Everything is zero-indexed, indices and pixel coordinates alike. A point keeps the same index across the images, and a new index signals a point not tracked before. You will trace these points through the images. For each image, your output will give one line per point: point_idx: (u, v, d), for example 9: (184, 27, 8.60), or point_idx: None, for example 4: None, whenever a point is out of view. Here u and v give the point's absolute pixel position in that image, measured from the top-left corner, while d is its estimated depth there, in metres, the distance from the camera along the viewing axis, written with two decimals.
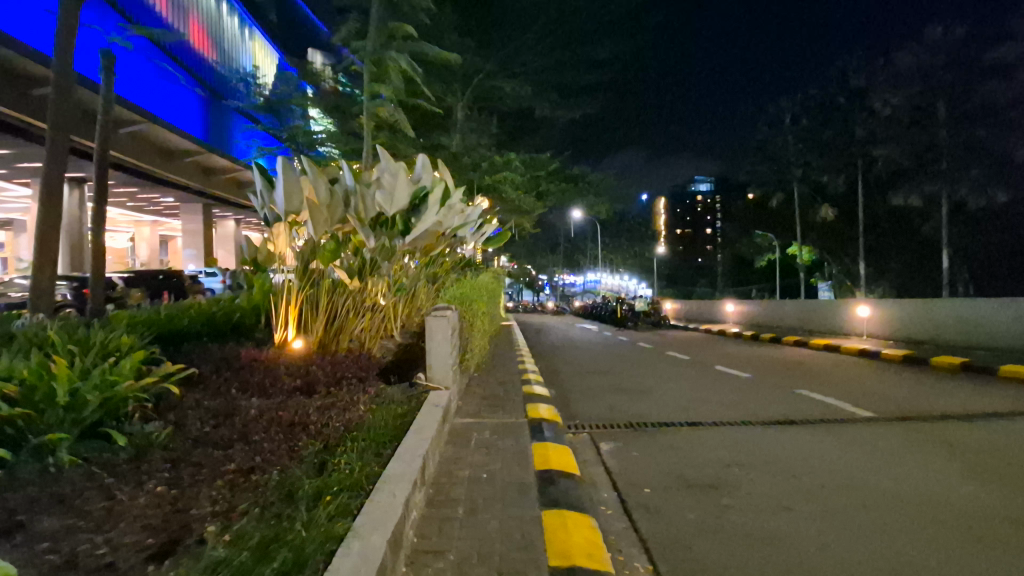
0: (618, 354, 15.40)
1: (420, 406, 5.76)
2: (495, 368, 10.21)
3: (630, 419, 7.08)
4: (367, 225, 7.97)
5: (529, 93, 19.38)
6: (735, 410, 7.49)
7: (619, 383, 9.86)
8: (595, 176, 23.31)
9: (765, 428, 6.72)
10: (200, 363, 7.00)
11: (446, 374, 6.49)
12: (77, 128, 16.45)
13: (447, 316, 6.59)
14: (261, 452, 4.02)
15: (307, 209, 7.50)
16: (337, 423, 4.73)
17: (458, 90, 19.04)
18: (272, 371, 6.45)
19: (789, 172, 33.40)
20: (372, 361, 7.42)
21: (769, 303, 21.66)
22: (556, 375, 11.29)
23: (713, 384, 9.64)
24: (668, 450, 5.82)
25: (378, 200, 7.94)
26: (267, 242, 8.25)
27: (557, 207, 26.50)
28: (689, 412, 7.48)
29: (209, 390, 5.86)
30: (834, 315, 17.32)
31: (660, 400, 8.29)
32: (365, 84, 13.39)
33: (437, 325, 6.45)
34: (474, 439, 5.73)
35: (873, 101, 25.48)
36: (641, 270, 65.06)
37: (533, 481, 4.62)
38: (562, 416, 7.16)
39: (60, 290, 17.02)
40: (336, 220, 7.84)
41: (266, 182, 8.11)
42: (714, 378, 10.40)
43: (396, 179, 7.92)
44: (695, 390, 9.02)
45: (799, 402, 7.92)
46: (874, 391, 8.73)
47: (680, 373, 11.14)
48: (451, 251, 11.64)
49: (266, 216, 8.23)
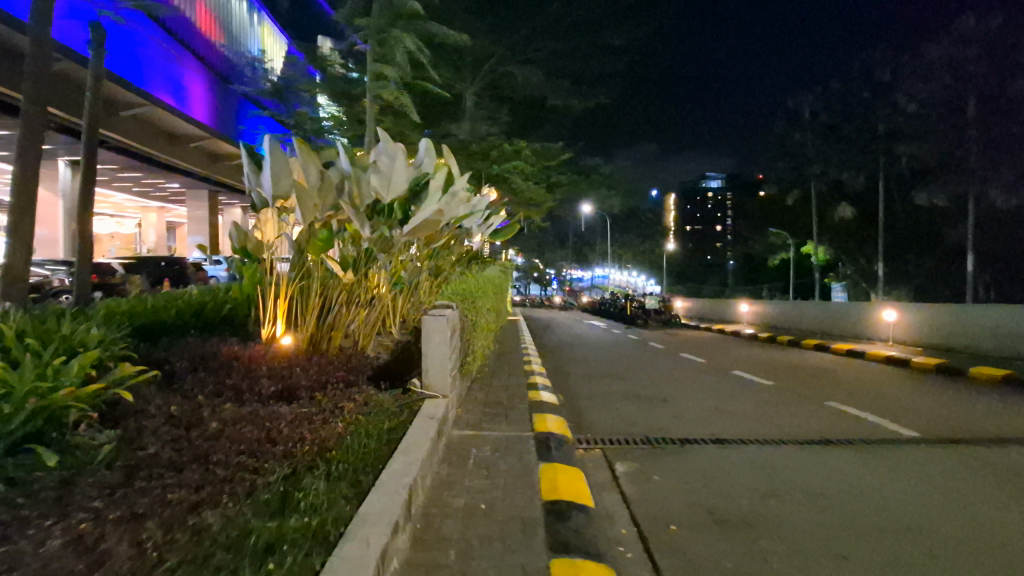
0: (630, 355, 14.70)
1: (413, 418, 5.09)
2: (500, 370, 9.55)
3: (649, 433, 6.40)
4: (362, 213, 7.26)
5: (541, 80, 18.63)
6: (763, 426, 6.80)
7: (633, 389, 9.15)
8: (608, 169, 22.51)
9: (800, 449, 6.03)
10: (176, 361, 6.38)
11: (444, 381, 5.80)
12: (58, 99, 15.76)
13: (446, 316, 5.87)
14: (212, 480, 3.39)
15: (296, 193, 6.82)
16: (312, 439, 4.10)
17: (469, 76, 18.31)
18: (251, 374, 5.83)
19: (807, 169, 32.41)
20: (365, 361, 6.77)
21: (785, 304, 20.85)
22: (564, 377, 10.62)
23: (735, 393, 8.96)
24: (694, 477, 5.15)
25: (374, 186, 7.22)
26: (255, 229, 7.61)
27: (568, 201, 25.73)
28: (712, 426, 6.79)
29: (179, 394, 5.25)
30: (855, 318, 16.55)
31: (679, 410, 7.59)
32: (369, 65, 12.68)
33: (434, 325, 5.75)
34: (473, 456, 5.05)
35: (898, 96, 24.43)
36: (651, 267, 64.12)
37: (540, 516, 3.95)
38: (573, 428, 6.48)
39: (58, 276, 16.64)
40: (328, 207, 7.15)
41: (254, 163, 7.46)
42: (736, 385, 9.68)
43: (394, 163, 7.20)
44: (716, 400, 8.31)
45: (834, 419, 7.22)
46: (914, 407, 7.99)
47: (699, 378, 10.46)
48: (456, 243, 10.95)
49: (254, 201, 7.56)
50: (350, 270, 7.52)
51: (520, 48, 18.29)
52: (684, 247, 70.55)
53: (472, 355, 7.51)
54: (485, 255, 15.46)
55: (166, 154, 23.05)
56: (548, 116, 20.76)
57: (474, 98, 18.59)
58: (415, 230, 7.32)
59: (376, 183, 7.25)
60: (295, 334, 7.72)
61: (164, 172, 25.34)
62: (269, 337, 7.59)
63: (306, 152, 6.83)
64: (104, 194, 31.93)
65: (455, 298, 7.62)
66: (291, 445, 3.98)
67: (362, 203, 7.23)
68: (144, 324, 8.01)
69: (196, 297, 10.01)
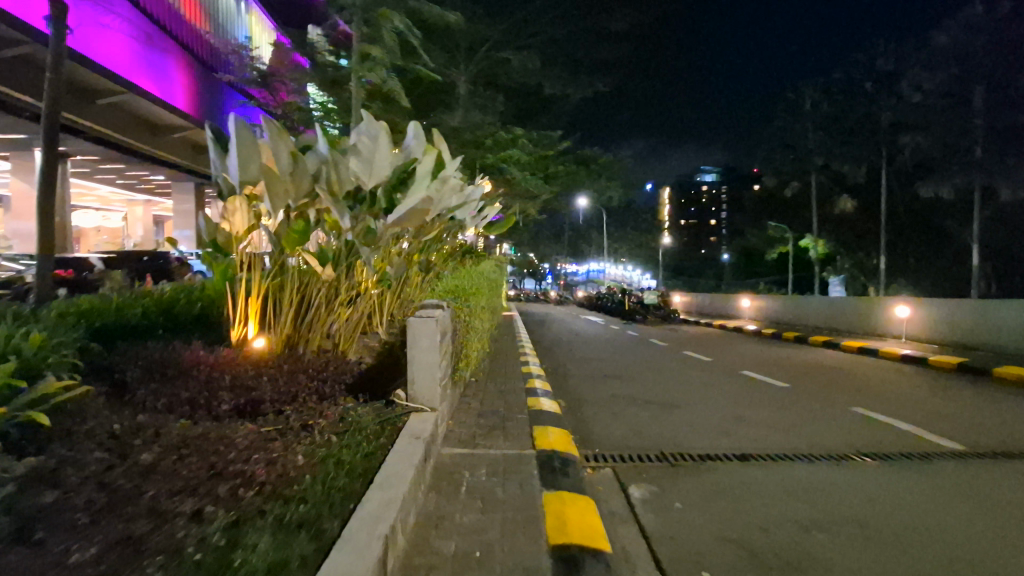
0: (632, 353, 14.05)
1: (395, 438, 4.34)
2: (496, 373, 8.84)
3: (666, 447, 5.72)
4: (342, 201, 6.42)
5: (538, 66, 17.80)
6: (790, 438, 6.11)
7: (639, 393, 8.49)
8: (607, 158, 21.73)
9: (836, 467, 5.37)
10: (128, 370, 5.64)
11: (433, 392, 5.07)
12: (6, 77, 14.67)
13: (436, 317, 5.14)
14: (131, 538, 2.71)
15: (264, 178, 5.97)
16: (268, 477, 3.39)
17: (461, 62, 17.48)
18: (212, 385, 5.12)
19: (807, 161, 31.83)
20: (345, 366, 6.04)
21: (789, 300, 20.25)
22: (565, 379, 9.94)
23: (750, 396, 8.32)
24: (721, 504, 4.48)
25: (354, 170, 6.39)
26: (221, 219, 6.74)
27: (565, 193, 24.99)
28: (733, 437, 6.11)
29: (122, 409, 4.52)
30: (864, 315, 15.98)
31: (694, 419, 6.90)
32: (355, 45, 11.87)
33: (422, 327, 5.01)
34: (467, 481, 4.33)
35: (902, 85, 23.80)
36: (646, 261, 63.60)
37: (547, 565, 3.26)
38: (580, 442, 5.78)
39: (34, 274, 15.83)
40: (303, 195, 6.32)
41: (220, 147, 6.60)
42: (749, 388, 9.03)
43: (377, 144, 6.37)
44: (733, 406, 7.64)
45: (866, 429, 6.57)
46: (947, 414, 7.39)
47: (708, 380, 9.81)
48: (447, 235, 10.18)
49: (221, 188, 6.71)
50: (330, 266, 6.78)
51: (515, 33, 17.46)
52: (679, 240, 70.04)
53: (465, 359, 6.78)
54: (480, 250, 14.73)
55: (149, 145, 22.12)
56: (545, 104, 19.95)
57: (468, 86, 17.79)
58: (402, 220, 6.46)
59: (356, 167, 6.41)
60: (268, 336, 7.02)
61: (148, 164, 24.39)
62: (238, 339, 6.88)
63: (275, 131, 5.99)
64: (86, 187, 30.78)
65: (446, 295, 6.87)
66: (240, 485, 3.29)
67: (341, 190, 6.38)
68: (103, 323, 7.26)
69: (165, 293, 9.23)
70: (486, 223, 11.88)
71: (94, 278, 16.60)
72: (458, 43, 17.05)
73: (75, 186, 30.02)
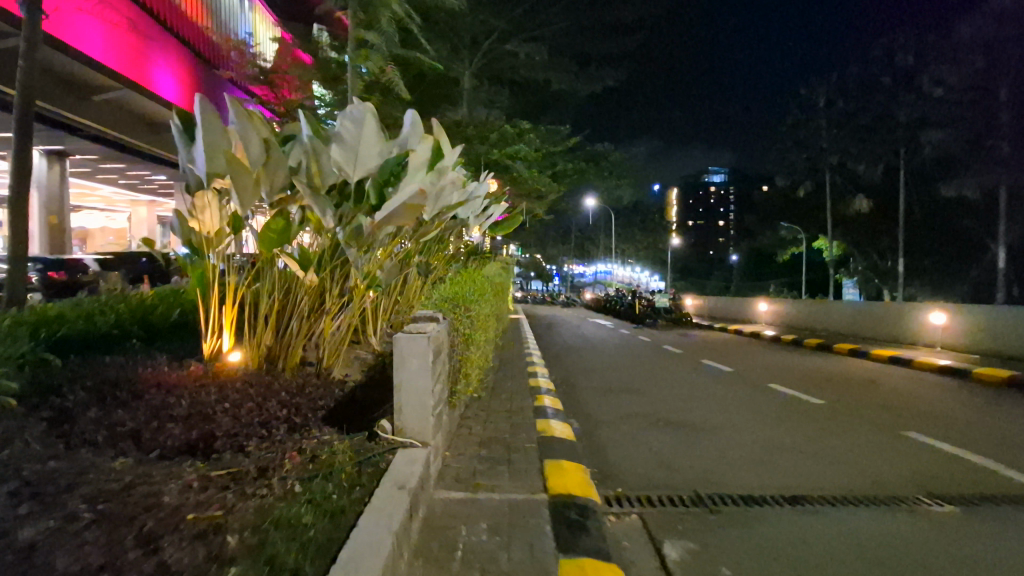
0: (645, 362, 13.23)
1: (373, 488, 3.50)
2: (501, 390, 7.97)
3: (701, 486, 4.86)
4: (324, 197, 5.56)
5: (545, 59, 17.03)
6: (842, 474, 5.26)
7: (661, 412, 7.62)
8: (618, 156, 20.81)
9: (908, 514, 4.48)
10: (74, 393, 4.87)
11: (425, 423, 4.22)
12: None
13: (429, 334, 4.31)
14: None
15: (230, 169, 5.14)
16: (189, 565, 2.57)
17: (466, 56, 16.70)
18: (161, 419, 4.28)
19: (823, 160, 30.83)
20: (328, 387, 5.22)
21: (810, 305, 19.31)
22: (576, 393, 9.10)
23: (783, 416, 7.46)
24: (777, 567, 3.63)
25: (335, 162, 5.51)
26: (190, 218, 5.89)
27: (572, 193, 24.12)
28: (776, 473, 5.24)
29: (44, 452, 3.71)
30: (894, 321, 15.05)
31: (728, 446, 6.06)
32: (350, 32, 11.11)
33: (412, 347, 4.20)
34: (462, 542, 3.49)
35: (924, 80, 22.83)
36: (654, 262, 62.61)
37: None
38: (598, 479, 4.94)
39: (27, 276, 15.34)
40: (279, 190, 5.49)
41: (189, 136, 5.81)
42: (780, 405, 8.16)
43: (361, 129, 5.44)
44: (765, 428, 6.83)
45: (928, 461, 5.68)
46: (1012, 442, 6.50)
47: (734, 395, 8.95)
48: (449, 236, 9.35)
49: (190, 182, 5.89)
50: (313, 270, 5.96)
51: (522, 24, 16.70)
52: (688, 242, 68.98)
53: (467, 379, 5.92)
54: (484, 252, 13.96)
55: (149, 145, 21.01)
56: (552, 99, 19.14)
57: (472, 81, 17.04)
58: (390, 218, 5.50)
59: (338, 159, 5.52)
60: (244, 349, 6.24)
61: (149, 164, 23.82)
62: (211, 353, 6.11)
63: (244, 116, 5.18)
64: (89, 187, 30.21)
65: (445, 304, 6.00)
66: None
67: (323, 183, 5.51)
68: (65, 334, 6.50)
69: (142, 297, 8.43)
70: (490, 224, 11.05)
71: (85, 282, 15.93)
72: (462, 36, 16.30)
73: (76, 186, 29.48)
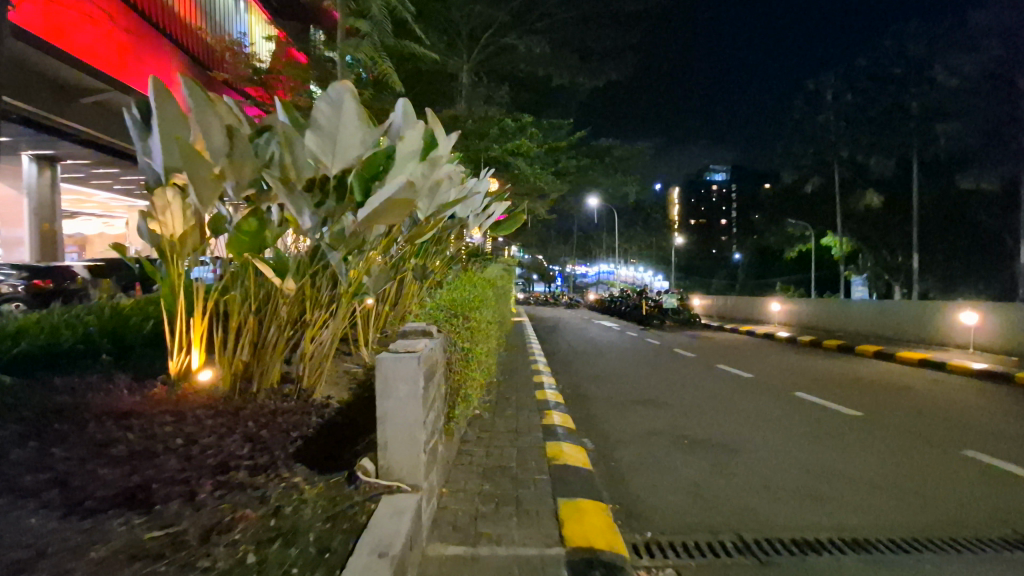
0: (658, 367, 12.54)
1: (348, 557, 2.78)
2: (507, 406, 7.23)
3: (746, 528, 4.13)
4: (300, 193, 4.80)
5: (546, 52, 16.31)
6: (909, 509, 4.53)
7: (686, 429, 6.90)
8: (623, 152, 20.09)
9: (998, 562, 3.74)
10: (6, 425, 4.15)
11: (417, 462, 3.48)
12: None
13: (422, 354, 3.57)
14: None
15: (186, 161, 4.41)
16: None
17: (464, 50, 16.02)
18: (96, 460, 3.54)
19: (831, 154, 30.09)
20: (307, 415, 4.50)
21: (826, 304, 18.54)
22: (588, 405, 8.37)
23: (821, 433, 6.74)
24: None
25: (310, 153, 4.72)
26: (151, 219, 5.14)
27: (575, 191, 23.40)
28: (833, 510, 4.51)
29: None
30: (920, 321, 14.27)
31: (769, 473, 5.34)
32: (341, 22, 10.42)
33: (399, 372, 3.47)
34: None
35: (937, 71, 22.11)
36: (657, 261, 61.90)
37: None
38: (624, 521, 4.20)
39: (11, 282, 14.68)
40: (246, 184, 4.76)
41: (145, 124, 5.07)
42: (814, 419, 7.42)
43: (340, 114, 4.62)
44: (804, 449, 6.09)
45: (1003, 491, 4.93)
46: None
47: (760, 406, 8.22)
48: (447, 237, 8.63)
49: (150, 178, 5.13)
50: (291, 277, 5.21)
51: (521, 16, 16.04)
52: (692, 240, 68.13)
53: (468, 400, 5.15)
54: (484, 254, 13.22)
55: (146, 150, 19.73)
56: (555, 94, 18.48)
57: (471, 76, 16.34)
58: (376, 216, 4.69)
59: (314, 149, 4.73)
60: (217, 366, 5.52)
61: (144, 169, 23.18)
62: (179, 371, 5.43)
63: (201, 99, 4.39)
64: (84, 193, 29.57)
65: (442, 314, 5.19)
66: None
67: (298, 178, 4.76)
68: (19, 352, 5.95)
69: (123, 306, 7.67)
70: (491, 223, 10.29)
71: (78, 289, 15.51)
72: (459, 28, 15.62)
73: (72, 192, 28.82)
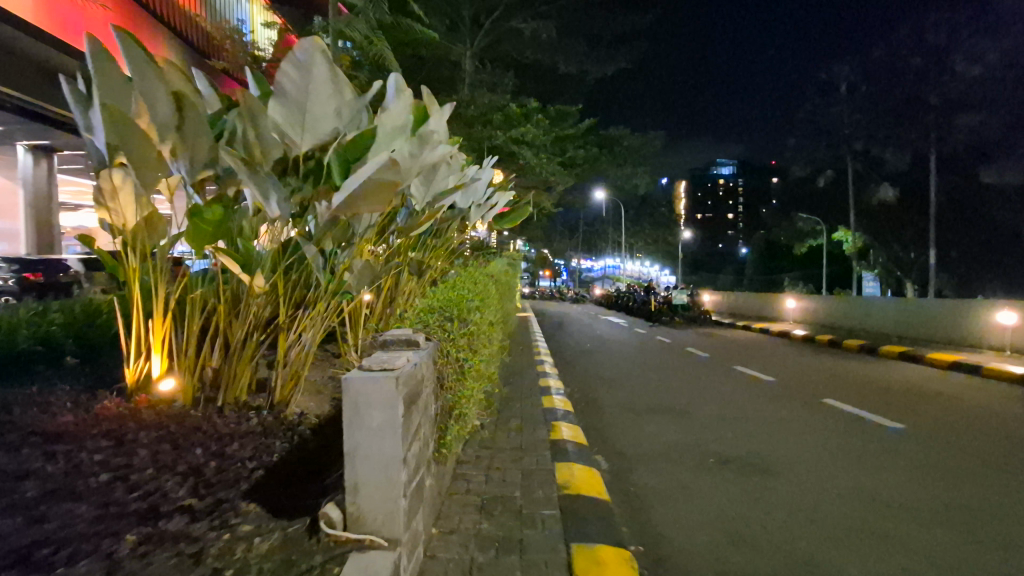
0: (671, 369, 11.82)
1: None
2: (511, 417, 6.53)
3: None
4: (266, 174, 4.06)
5: (554, 36, 15.49)
6: (986, 557, 3.88)
7: (712, 446, 6.19)
8: (633, 142, 19.26)
9: None
10: None
11: (394, 510, 2.76)
12: None
13: (401, 372, 2.84)
14: None
15: (124, 135, 3.68)
16: None
17: (467, 34, 15.23)
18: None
19: (846, 147, 29.10)
20: (272, 443, 3.79)
21: (845, 302, 17.75)
22: (600, 415, 7.64)
23: (863, 452, 6.04)
24: None
25: (275, 125, 3.99)
26: (100, 206, 4.42)
27: (582, 183, 22.50)
28: (901, 559, 3.85)
29: None
30: (950, 321, 13.48)
31: (815, 507, 4.67)
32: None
33: (373, 395, 2.74)
34: None
35: None
36: (664, 256, 60.96)
37: None
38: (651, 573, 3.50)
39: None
40: (201, 166, 4.06)
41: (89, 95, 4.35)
42: (850, 434, 6.70)
43: (310, 79, 3.90)
44: (848, 475, 5.41)
45: None
46: None
47: (788, 417, 7.49)
48: (446, 230, 7.90)
49: (96, 160, 4.41)
50: (260, 273, 4.48)
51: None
52: (699, 235, 67.12)
53: (465, 418, 4.42)
54: (487, 249, 12.47)
55: None
56: (562, 81, 17.67)
57: (474, 62, 15.53)
58: (354, 201, 3.94)
59: (278, 121, 4.00)
60: (181, 374, 4.80)
61: None
62: (137, 380, 4.67)
63: (143, 61, 3.65)
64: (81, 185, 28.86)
65: (435, 317, 4.44)
66: None
67: (265, 157, 4.03)
68: None
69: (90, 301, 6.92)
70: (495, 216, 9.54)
71: (72, 282, 14.35)
72: (462, 12, 14.84)
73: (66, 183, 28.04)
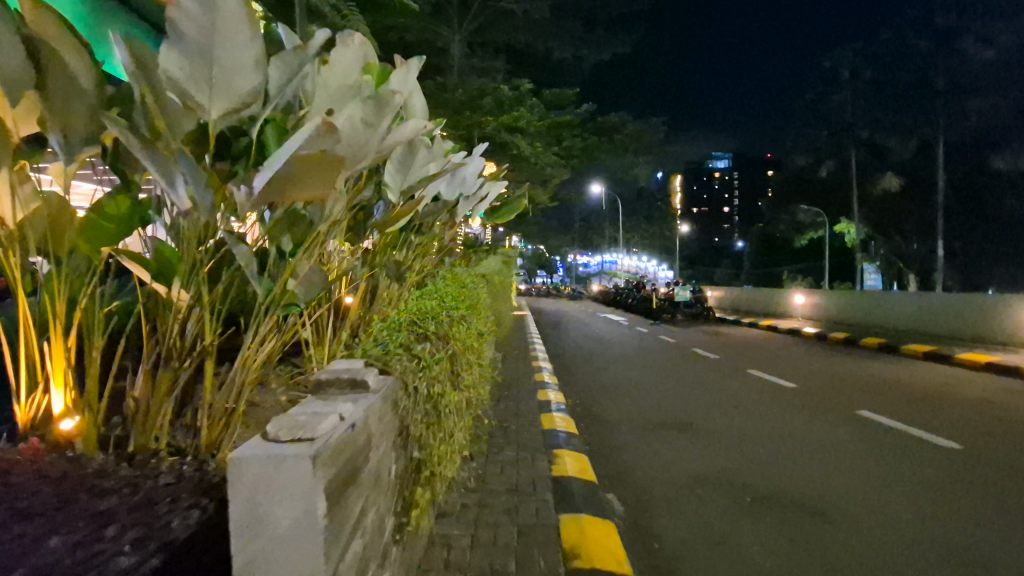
0: (681, 374, 10.83)
1: None
2: (503, 447, 5.51)
3: None
4: (167, 148, 3.02)
5: (548, 16, 14.50)
6: None
7: (743, 476, 5.22)
8: (633, 131, 18.15)
9: None
10: None
11: None
12: None
13: (326, 437, 1.84)
14: None
15: None
16: None
17: (455, 17, 14.29)
18: None
19: (848, 136, 28.35)
20: (178, 528, 2.73)
21: (858, 298, 16.87)
22: (606, 435, 6.63)
23: (922, 481, 5.10)
24: None
25: (171, 81, 2.95)
26: None
27: (578, 176, 21.42)
28: None
29: None
30: (976, 318, 12.60)
31: (885, 562, 3.71)
32: None
33: (282, 474, 1.73)
34: None
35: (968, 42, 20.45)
36: (661, 252, 60.02)
37: None
38: None
39: None
40: (80, 140, 3.02)
41: None
42: (901, 458, 5.73)
43: (214, 14, 2.87)
44: (913, 513, 4.46)
45: None
46: None
47: (823, 435, 6.53)
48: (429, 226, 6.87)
49: None
50: (179, 281, 3.46)
51: None
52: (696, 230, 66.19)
53: (441, 469, 3.42)
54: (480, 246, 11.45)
55: None
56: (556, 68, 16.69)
57: (462, 46, 14.52)
58: (283, 182, 2.91)
59: (176, 77, 2.96)
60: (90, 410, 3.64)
61: None
62: (31, 420, 3.50)
63: None
64: None
65: (401, 337, 3.43)
66: None
67: (163, 124, 2.99)
68: None
69: None
70: (489, 211, 8.49)
71: None
72: None
73: None
